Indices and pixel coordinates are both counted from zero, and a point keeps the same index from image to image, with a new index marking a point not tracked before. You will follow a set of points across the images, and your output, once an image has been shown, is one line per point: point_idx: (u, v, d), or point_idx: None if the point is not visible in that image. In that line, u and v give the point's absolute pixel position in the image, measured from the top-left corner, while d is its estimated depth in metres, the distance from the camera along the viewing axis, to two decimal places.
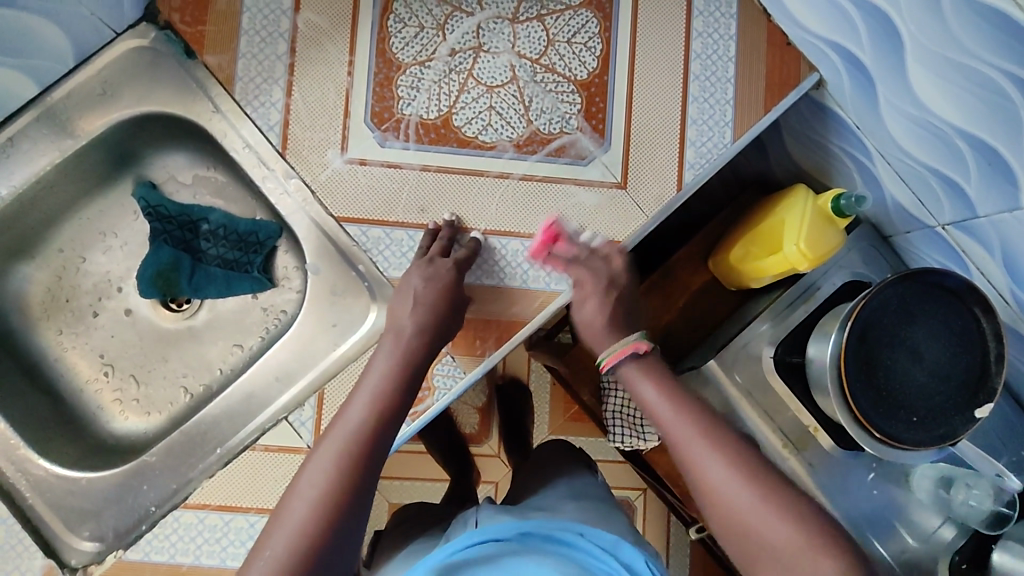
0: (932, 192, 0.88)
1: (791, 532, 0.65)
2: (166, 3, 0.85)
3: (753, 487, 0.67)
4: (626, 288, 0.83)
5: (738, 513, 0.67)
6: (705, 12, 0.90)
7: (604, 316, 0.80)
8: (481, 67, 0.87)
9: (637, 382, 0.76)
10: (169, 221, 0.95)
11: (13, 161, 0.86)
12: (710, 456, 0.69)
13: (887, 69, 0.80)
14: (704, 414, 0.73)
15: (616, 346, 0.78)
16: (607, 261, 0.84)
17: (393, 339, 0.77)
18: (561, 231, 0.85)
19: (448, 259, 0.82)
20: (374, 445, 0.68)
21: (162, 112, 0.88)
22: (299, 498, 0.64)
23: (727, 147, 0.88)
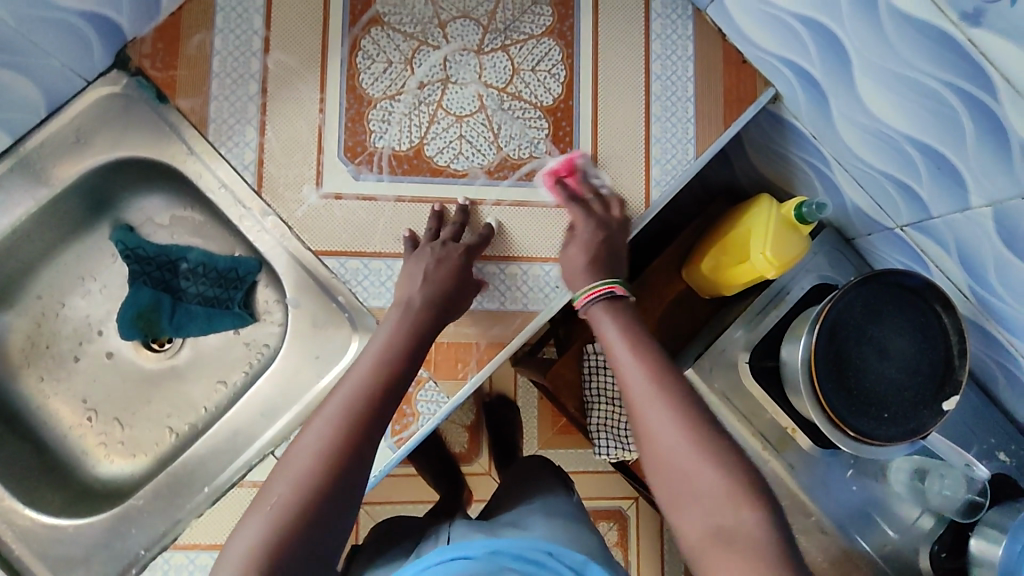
0: (888, 196, 0.92)
1: (716, 477, 0.61)
2: (138, 50, 0.87)
3: (688, 430, 0.64)
4: (615, 232, 0.86)
5: (670, 455, 0.63)
6: (662, 35, 0.94)
7: (587, 250, 0.83)
8: (450, 98, 0.90)
9: (602, 321, 0.76)
10: (149, 262, 0.96)
11: None
12: (650, 397, 0.66)
13: (838, 82, 0.84)
14: (660, 359, 0.71)
15: (592, 285, 0.79)
16: (604, 208, 0.88)
17: (400, 312, 0.78)
18: (576, 168, 0.90)
19: (458, 243, 0.85)
20: (382, 400, 0.69)
21: (137, 157, 0.89)
22: (304, 446, 0.64)
23: (691, 163, 0.92)
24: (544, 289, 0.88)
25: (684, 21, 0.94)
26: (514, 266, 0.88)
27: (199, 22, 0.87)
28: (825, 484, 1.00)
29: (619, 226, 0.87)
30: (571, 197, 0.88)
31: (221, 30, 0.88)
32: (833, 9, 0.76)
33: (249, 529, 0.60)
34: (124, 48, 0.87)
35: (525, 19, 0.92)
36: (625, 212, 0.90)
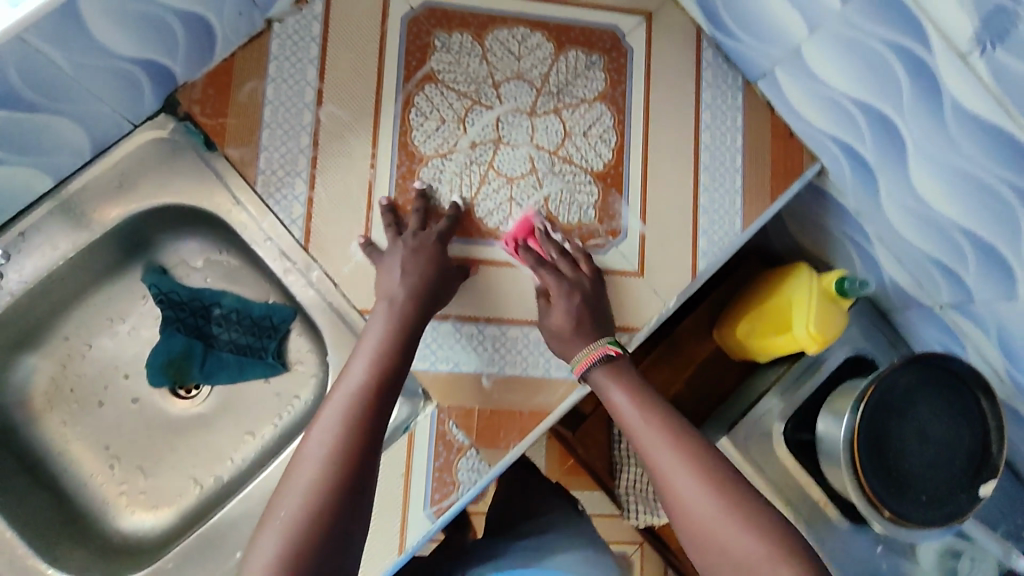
0: (929, 276, 0.93)
1: (754, 541, 0.63)
2: (187, 95, 0.84)
3: (714, 492, 0.66)
4: (590, 290, 0.84)
5: (701, 522, 0.66)
6: (713, 105, 0.94)
7: (572, 316, 0.82)
8: (501, 159, 0.89)
9: (609, 387, 0.77)
10: (182, 307, 0.95)
11: (26, 255, 0.84)
12: (672, 462, 0.69)
13: (888, 165, 0.85)
14: (674, 424, 0.73)
15: (587, 350, 0.80)
16: (574, 267, 0.86)
17: (387, 306, 0.78)
18: (534, 228, 0.88)
19: (428, 230, 0.85)
20: (378, 400, 0.70)
21: (179, 203, 0.88)
22: (307, 458, 0.64)
23: (738, 236, 0.92)
24: None
25: (734, 92, 0.95)
26: None
27: (250, 69, 0.85)
28: (857, 561, 0.98)
29: (594, 282, 0.86)
30: (538, 261, 0.85)
31: (273, 79, 0.86)
32: (894, 98, 0.77)
33: (263, 548, 0.59)
34: (173, 93, 0.84)
35: (578, 82, 0.92)
36: (596, 267, 0.88)
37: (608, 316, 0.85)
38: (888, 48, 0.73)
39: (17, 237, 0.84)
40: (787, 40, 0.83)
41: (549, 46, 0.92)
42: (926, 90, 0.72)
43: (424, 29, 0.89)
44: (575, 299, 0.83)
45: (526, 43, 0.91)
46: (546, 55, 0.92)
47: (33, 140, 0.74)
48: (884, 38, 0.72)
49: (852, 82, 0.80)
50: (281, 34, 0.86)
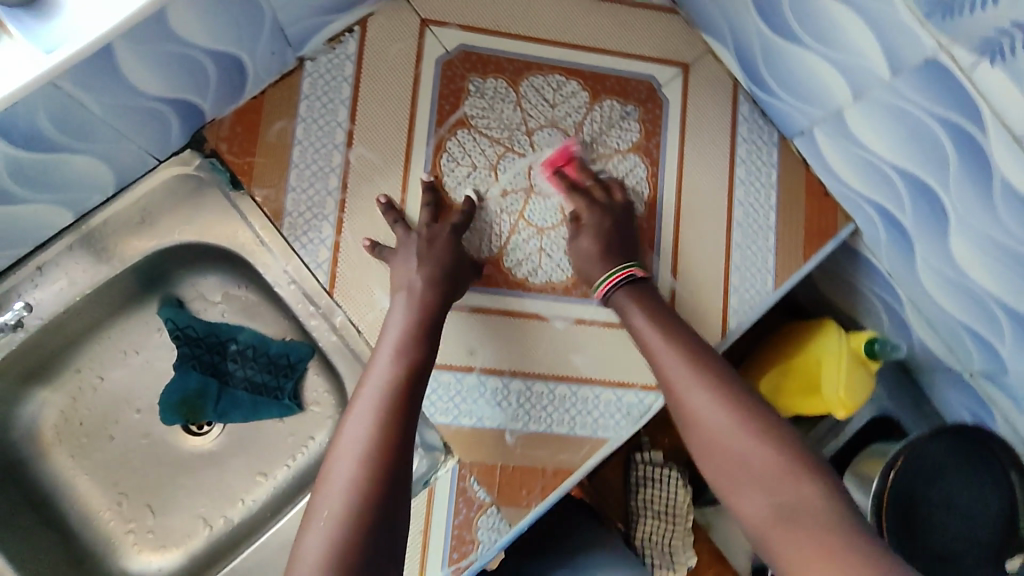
0: (962, 343, 0.91)
1: (768, 452, 0.65)
2: (215, 132, 0.82)
3: (729, 408, 0.69)
4: (623, 219, 0.86)
5: (716, 433, 0.68)
6: (748, 160, 0.93)
7: (599, 240, 0.83)
8: (532, 208, 0.87)
9: (630, 308, 0.80)
10: (198, 343, 0.92)
11: (44, 292, 0.82)
12: (690, 382, 0.72)
13: (926, 233, 0.83)
14: (695, 346, 0.76)
15: (612, 271, 0.82)
16: (607, 193, 0.87)
17: (405, 296, 0.78)
18: (573, 156, 0.89)
19: (442, 221, 0.84)
20: (407, 396, 0.70)
21: (201, 242, 0.86)
22: (344, 456, 0.65)
23: (769, 295, 0.91)
24: (615, 415, 0.85)
25: (770, 148, 0.93)
26: (587, 388, 0.85)
27: (280, 108, 0.83)
28: None
29: (625, 210, 0.87)
30: (571, 186, 0.87)
31: (303, 119, 0.84)
32: (939, 171, 0.75)
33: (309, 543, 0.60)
34: (201, 129, 0.82)
35: (612, 133, 0.91)
36: (628, 197, 0.89)
37: (635, 242, 0.86)
38: (938, 123, 0.72)
39: (34, 271, 0.82)
40: (830, 103, 0.82)
41: (585, 94, 0.90)
42: (975, 168, 0.71)
43: (459, 73, 0.87)
44: (601, 227, 0.84)
45: (561, 90, 0.90)
46: (581, 104, 0.90)
47: (57, 179, 0.72)
48: (934, 114, 0.71)
49: (896, 151, 0.78)
50: (313, 72, 0.84)
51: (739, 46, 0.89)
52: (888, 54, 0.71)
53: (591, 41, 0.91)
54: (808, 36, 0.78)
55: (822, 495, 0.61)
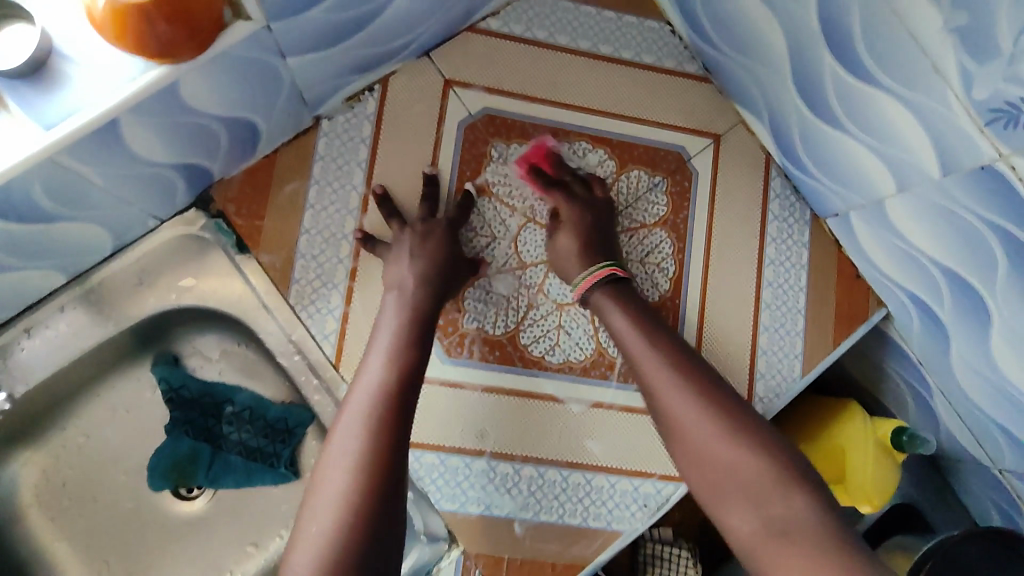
0: (993, 440, 0.86)
1: (756, 462, 0.61)
2: (223, 192, 0.79)
3: (715, 415, 0.65)
4: (602, 212, 0.82)
5: (701, 442, 0.64)
6: (778, 238, 0.90)
7: (578, 237, 0.79)
8: (552, 282, 0.83)
9: (609, 309, 0.75)
10: (192, 404, 0.88)
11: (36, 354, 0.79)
12: (675, 389, 0.67)
13: (964, 329, 0.78)
14: (677, 350, 0.71)
15: (588, 272, 0.77)
16: (585, 189, 0.83)
17: (397, 296, 0.74)
18: (550, 153, 0.85)
19: (438, 217, 0.80)
20: (401, 397, 0.66)
21: (201, 307, 0.81)
22: (334, 469, 0.61)
23: (797, 382, 0.88)
24: (631, 507, 0.80)
25: (802, 226, 0.90)
26: (602, 476, 0.80)
27: (294, 170, 0.80)
28: None
29: (604, 205, 0.83)
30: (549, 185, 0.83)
31: (317, 181, 0.80)
32: (985, 273, 0.71)
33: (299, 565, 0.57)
34: (208, 188, 0.78)
35: (638, 205, 0.87)
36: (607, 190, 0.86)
37: (612, 235, 0.82)
38: (987, 226, 0.67)
39: (23, 333, 0.78)
40: (871, 189, 0.78)
41: (612, 163, 0.87)
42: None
43: (481, 138, 0.84)
44: (580, 224, 0.80)
45: (587, 159, 0.86)
46: (607, 173, 0.87)
47: (49, 246, 0.67)
48: (985, 218, 0.67)
49: (939, 246, 0.74)
50: (330, 132, 0.81)
51: (775, 121, 0.85)
52: (940, 152, 0.67)
53: (621, 109, 0.87)
54: (852, 121, 0.74)
55: (814, 508, 0.58)
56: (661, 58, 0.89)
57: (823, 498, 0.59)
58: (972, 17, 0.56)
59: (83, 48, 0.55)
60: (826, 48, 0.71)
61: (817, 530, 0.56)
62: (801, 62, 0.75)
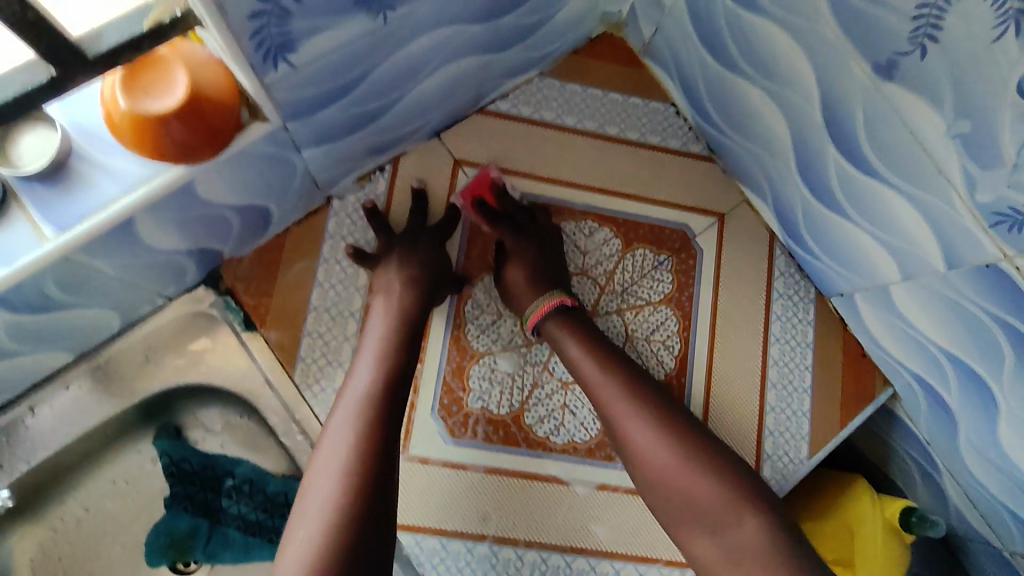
0: (1004, 524, 0.85)
1: (710, 487, 0.68)
2: (231, 271, 0.79)
3: (671, 443, 0.71)
4: (546, 240, 0.83)
5: (661, 472, 0.70)
6: (783, 316, 0.90)
7: (529, 272, 0.79)
8: (557, 361, 0.83)
9: (562, 336, 0.77)
10: (192, 479, 0.85)
11: (40, 434, 0.80)
12: (633, 419, 0.72)
13: (972, 415, 0.78)
14: (631, 373, 0.76)
15: (539, 303, 0.78)
16: (529, 218, 0.83)
17: (384, 299, 0.76)
18: (489, 185, 0.85)
19: (426, 225, 0.82)
20: (389, 401, 0.68)
21: (207, 384, 0.83)
22: (323, 472, 0.63)
23: (803, 463, 0.88)
24: None
25: (806, 304, 0.91)
26: (607, 563, 0.79)
27: (304, 249, 0.80)
28: None
29: (548, 234, 0.84)
30: (491, 215, 0.82)
31: (326, 259, 0.80)
32: (992, 363, 0.71)
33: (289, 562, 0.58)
34: (217, 266, 0.79)
35: (644, 283, 0.89)
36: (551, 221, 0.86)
37: (562, 263, 0.83)
38: (993, 320, 0.67)
39: (28, 411, 0.80)
40: (875, 276, 0.79)
41: (617, 241, 0.89)
42: None
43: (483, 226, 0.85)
44: (530, 254, 0.81)
45: (593, 237, 0.88)
46: (613, 251, 0.88)
47: (55, 329, 0.68)
48: (990, 312, 0.67)
49: (946, 335, 0.74)
50: (340, 210, 0.82)
51: (779, 203, 0.86)
52: (945, 249, 0.67)
53: (627, 188, 0.90)
54: (855, 210, 0.75)
55: None
56: (665, 138, 0.91)
57: (774, 518, 0.66)
58: (974, 127, 0.57)
59: (101, 149, 0.55)
60: (829, 142, 0.72)
61: (769, 550, 0.63)
62: (804, 152, 0.76)
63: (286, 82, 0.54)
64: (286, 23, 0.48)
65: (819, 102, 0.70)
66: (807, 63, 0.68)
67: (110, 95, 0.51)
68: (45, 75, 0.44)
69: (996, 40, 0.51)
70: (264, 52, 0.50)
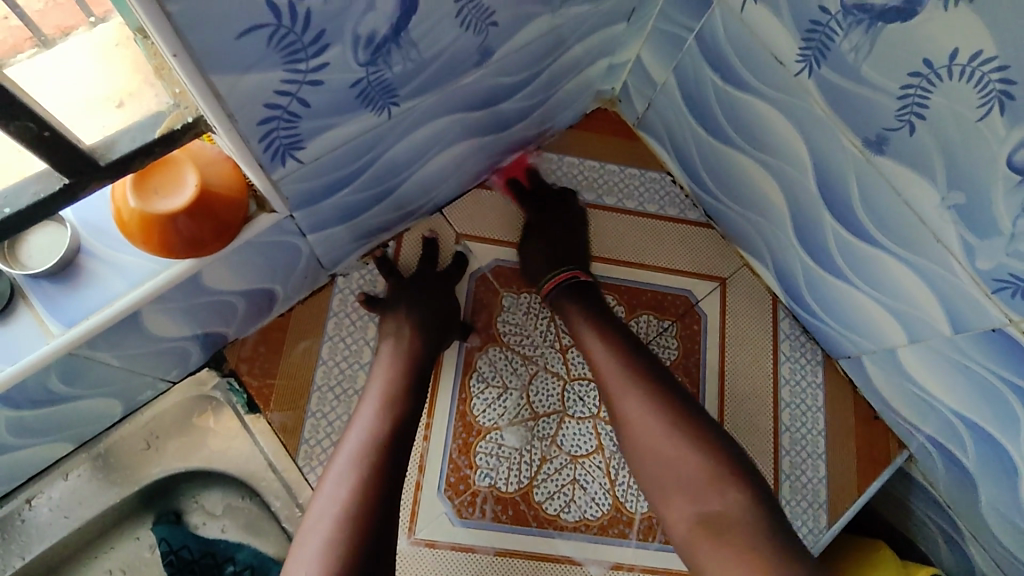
0: None
1: (693, 457, 0.65)
2: (235, 352, 0.79)
3: (660, 413, 0.69)
4: (569, 219, 0.86)
5: (648, 440, 0.68)
6: (791, 379, 0.89)
7: (546, 249, 0.83)
8: (566, 434, 0.82)
9: (567, 306, 0.79)
10: (192, 567, 0.80)
11: (34, 528, 0.78)
12: (625, 387, 0.71)
13: (992, 478, 0.76)
14: (628, 347, 0.74)
15: (552, 275, 0.80)
16: (555, 197, 0.87)
17: (392, 345, 0.75)
18: (528, 164, 0.90)
19: (438, 270, 0.83)
20: (392, 444, 0.66)
21: (207, 469, 0.81)
22: (319, 519, 0.61)
23: (823, 532, 0.85)
24: None
25: (814, 367, 0.90)
26: None
27: (308, 328, 0.80)
28: None
29: (572, 213, 0.87)
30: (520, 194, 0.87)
31: (331, 336, 0.80)
32: (1006, 425, 0.69)
33: None
34: (222, 349, 0.78)
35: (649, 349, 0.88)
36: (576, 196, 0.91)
37: (581, 240, 0.85)
38: (1004, 383, 0.67)
39: (25, 504, 0.78)
40: (881, 338, 0.78)
41: (620, 309, 0.89)
42: None
43: (494, 288, 0.86)
44: (547, 230, 0.84)
45: None
46: None
47: (56, 421, 0.67)
48: (1001, 375, 0.66)
49: (958, 398, 0.73)
50: (345, 287, 0.82)
51: (779, 268, 0.87)
52: (949, 314, 0.67)
53: (627, 256, 0.91)
54: (855, 274, 0.75)
55: None
56: (662, 206, 0.93)
57: (759, 498, 0.63)
58: (968, 198, 0.58)
59: (110, 245, 0.56)
60: (825, 211, 0.73)
61: (746, 523, 0.60)
62: (800, 218, 0.78)
63: (295, 175, 0.56)
64: (294, 124, 0.50)
65: (813, 173, 0.72)
66: (798, 137, 0.70)
67: (121, 192, 0.52)
68: (56, 184, 0.45)
69: (981, 118, 0.53)
70: (272, 150, 0.51)
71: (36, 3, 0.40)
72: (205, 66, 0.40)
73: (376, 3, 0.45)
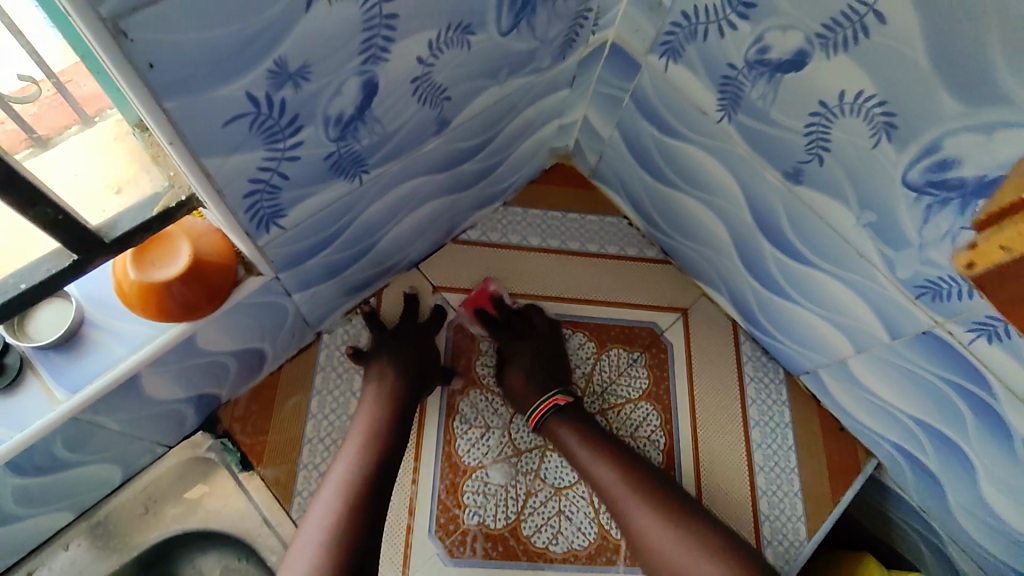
0: None
1: (709, 563, 0.71)
2: (228, 412, 0.83)
3: (671, 525, 0.74)
4: (548, 340, 0.90)
5: (665, 553, 0.73)
6: (758, 398, 0.95)
7: (527, 376, 0.85)
8: (549, 467, 0.85)
9: (560, 430, 0.82)
10: None
11: None
12: (635, 505, 0.76)
13: (954, 476, 0.80)
14: (628, 462, 0.80)
15: (538, 402, 0.83)
16: (528, 322, 0.91)
17: (377, 386, 0.81)
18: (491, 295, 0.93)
19: (421, 320, 0.90)
20: (371, 488, 0.70)
21: (205, 529, 0.84)
22: (302, 551, 0.65)
23: (804, 544, 0.88)
24: None
25: (778, 385, 0.96)
26: None
27: (296, 385, 0.85)
28: None
29: (547, 336, 0.91)
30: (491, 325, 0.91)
31: (318, 391, 0.85)
32: (956, 423, 0.74)
33: None
34: (215, 410, 0.83)
35: (621, 380, 0.94)
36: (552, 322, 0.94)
37: (559, 361, 0.89)
38: (943, 382, 0.72)
39: None
40: (833, 352, 0.84)
41: (591, 344, 0.95)
42: (994, 429, 0.70)
43: (472, 334, 0.92)
44: (526, 360, 0.87)
45: (568, 344, 0.95)
46: (588, 354, 0.95)
47: (57, 489, 0.70)
48: (938, 374, 0.72)
49: (909, 402, 0.79)
50: (329, 344, 0.88)
51: (734, 295, 0.94)
52: (885, 322, 0.73)
53: (593, 295, 0.97)
54: (799, 293, 0.82)
55: None
56: (622, 247, 1.01)
57: None
58: (879, 216, 0.65)
59: (109, 314, 0.62)
60: (763, 238, 0.81)
61: None
62: (743, 246, 0.85)
63: (278, 241, 0.63)
64: (276, 196, 0.57)
65: (746, 205, 0.80)
66: (729, 175, 0.78)
67: (121, 268, 0.58)
68: (66, 260, 0.51)
69: (874, 147, 0.61)
70: (257, 219, 0.58)
71: (29, 109, 0.47)
72: (198, 149, 0.47)
73: (341, 89, 0.52)
